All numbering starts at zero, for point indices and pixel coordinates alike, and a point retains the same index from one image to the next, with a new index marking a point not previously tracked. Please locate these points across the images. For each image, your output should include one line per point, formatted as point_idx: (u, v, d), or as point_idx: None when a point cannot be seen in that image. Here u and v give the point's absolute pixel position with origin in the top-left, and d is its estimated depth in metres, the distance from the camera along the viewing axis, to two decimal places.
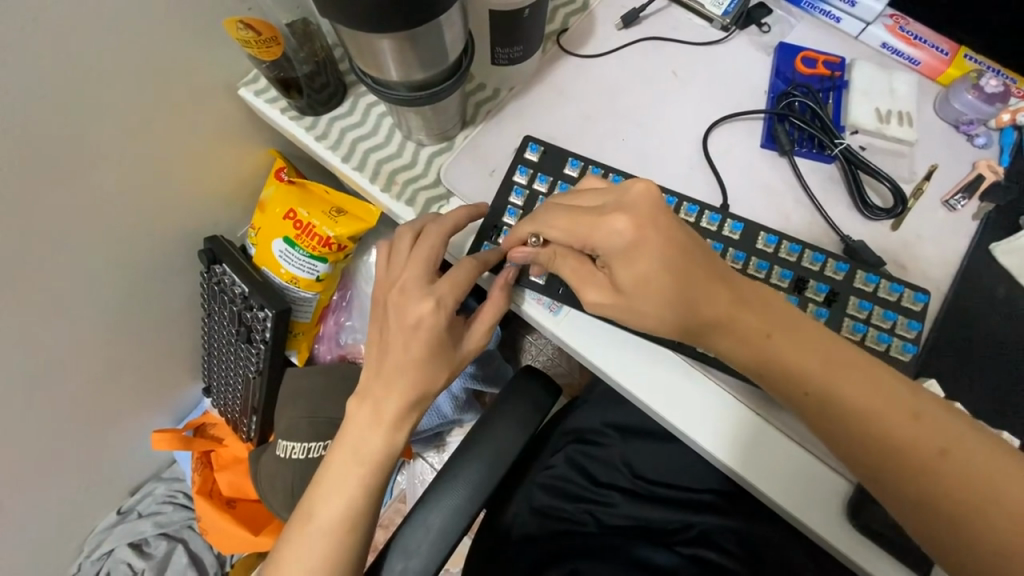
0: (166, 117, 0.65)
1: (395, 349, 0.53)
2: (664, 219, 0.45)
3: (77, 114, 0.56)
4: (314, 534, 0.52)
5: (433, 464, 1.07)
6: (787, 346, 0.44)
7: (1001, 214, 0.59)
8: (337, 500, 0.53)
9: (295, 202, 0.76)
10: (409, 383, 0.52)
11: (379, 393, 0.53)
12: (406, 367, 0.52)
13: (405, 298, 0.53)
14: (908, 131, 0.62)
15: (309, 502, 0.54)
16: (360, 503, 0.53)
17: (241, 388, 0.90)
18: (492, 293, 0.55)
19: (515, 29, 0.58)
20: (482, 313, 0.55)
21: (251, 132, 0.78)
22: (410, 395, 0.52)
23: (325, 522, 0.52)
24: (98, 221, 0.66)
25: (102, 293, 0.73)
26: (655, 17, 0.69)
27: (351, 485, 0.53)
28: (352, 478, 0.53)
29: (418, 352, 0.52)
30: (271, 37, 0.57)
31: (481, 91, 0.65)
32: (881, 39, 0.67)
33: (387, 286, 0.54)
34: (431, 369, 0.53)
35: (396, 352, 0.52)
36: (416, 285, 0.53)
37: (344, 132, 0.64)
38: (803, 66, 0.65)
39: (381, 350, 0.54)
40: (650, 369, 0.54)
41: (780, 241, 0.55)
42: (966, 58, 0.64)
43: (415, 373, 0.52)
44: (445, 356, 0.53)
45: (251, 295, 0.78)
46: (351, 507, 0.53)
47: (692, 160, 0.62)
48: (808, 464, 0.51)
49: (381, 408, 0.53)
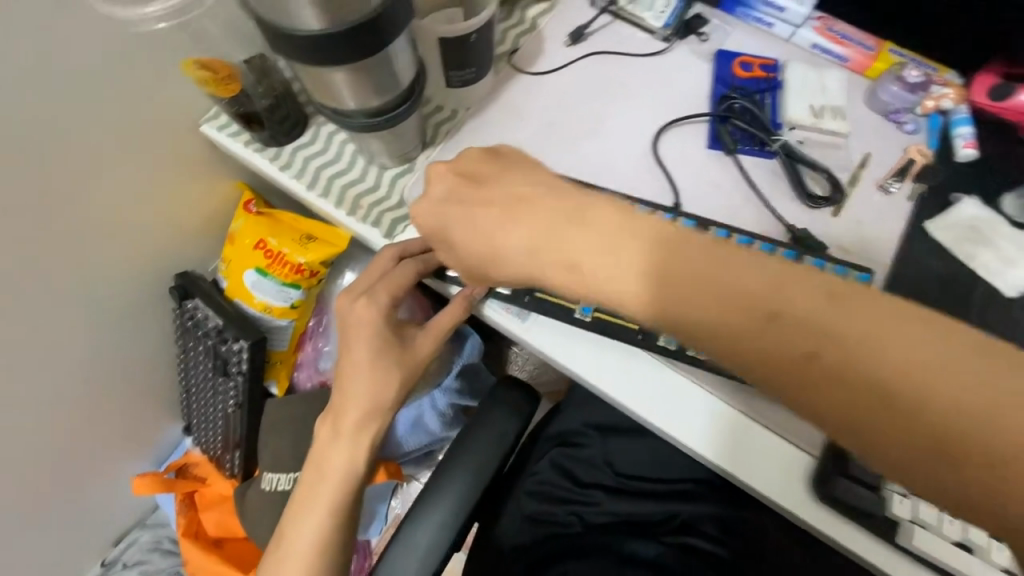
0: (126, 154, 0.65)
1: (365, 367, 0.53)
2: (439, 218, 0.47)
3: (32, 158, 0.56)
4: (296, 558, 0.52)
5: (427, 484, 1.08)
6: (725, 314, 0.34)
7: (932, 193, 0.64)
8: (317, 523, 0.53)
9: (265, 232, 0.77)
10: (379, 398, 0.53)
11: (351, 413, 0.53)
12: (378, 382, 0.53)
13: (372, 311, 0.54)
14: (841, 123, 0.66)
15: (288, 529, 0.54)
16: (341, 522, 0.53)
17: (222, 422, 0.89)
18: (454, 301, 0.56)
19: (466, 51, 0.60)
20: (440, 320, 0.56)
21: (218, 167, 0.79)
22: (375, 407, 0.53)
23: (306, 547, 0.52)
24: (62, 265, 0.65)
25: (71, 338, 0.72)
26: (600, 33, 0.72)
27: (329, 505, 0.53)
28: (330, 497, 0.53)
29: (387, 366, 0.53)
30: (228, 74, 0.61)
31: (439, 113, 0.67)
32: (811, 40, 0.71)
33: (354, 298, 0.55)
34: (399, 383, 0.54)
35: (356, 366, 0.53)
36: (382, 295, 0.54)
37: (308, 160, 0.65)
38: (741, 71, 0.70)
39: (347, 369, 0.54)
40: (617, 366, 0.56)
41: (730, 234, 0.59)
42: (889, 52, 0.69)
43: (377, 387, 0.53)
44: (409, 365, 0.54)
45: (226, 327, 0.78)
46: (333, 528, 0.53)
47: (645, 166, 0.65)
48: (775, 444, 0.53)
49: (356, 426, 0.53)
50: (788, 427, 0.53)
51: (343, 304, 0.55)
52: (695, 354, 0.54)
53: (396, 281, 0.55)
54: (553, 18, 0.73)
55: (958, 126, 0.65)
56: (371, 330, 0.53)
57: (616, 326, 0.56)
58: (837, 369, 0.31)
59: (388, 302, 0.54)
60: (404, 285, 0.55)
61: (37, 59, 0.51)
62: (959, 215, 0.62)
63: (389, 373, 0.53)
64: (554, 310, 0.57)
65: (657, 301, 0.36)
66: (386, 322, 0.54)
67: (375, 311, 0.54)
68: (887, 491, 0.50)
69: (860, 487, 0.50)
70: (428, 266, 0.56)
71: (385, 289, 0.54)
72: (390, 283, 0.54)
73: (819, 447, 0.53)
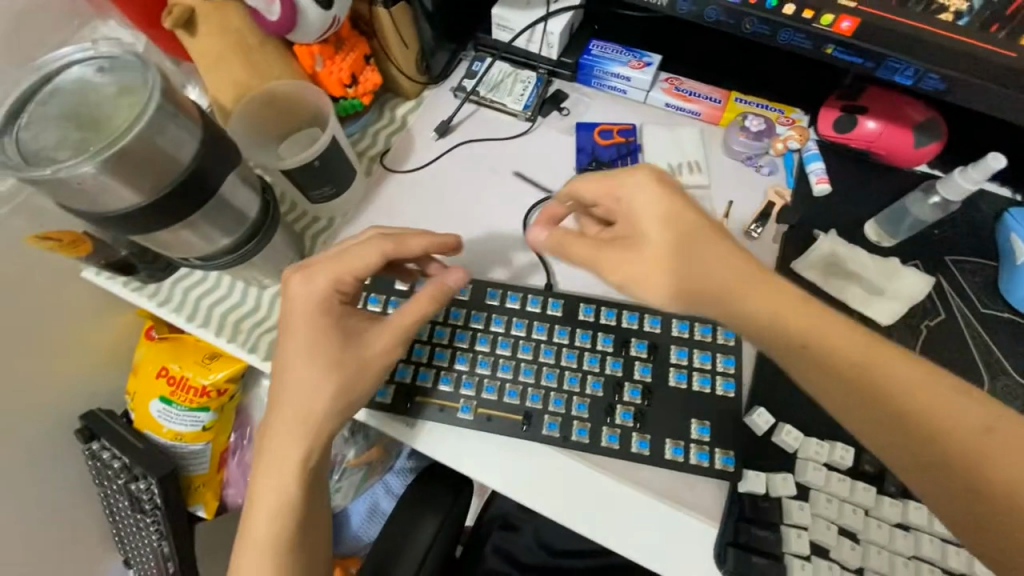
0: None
1: (301, 365, 0.52)
2: (672, 231, 0.47)
3: None
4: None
5: None
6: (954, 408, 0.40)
7: (797, 231, 0.66)
8: (263, 551, 0.53)
9: (167, 357, 0.76)
10: (313, 399, 0.52)
11: (280, 420, 0.52)
12: (313, 380, 0.52)
13: (309, 291, 0.53)
14: (700, 177, 0.69)
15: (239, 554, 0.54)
16: (284, 540, 0.53)
17: (153, 554, 0.85)
18: (422, 291, 0.55)
19: (320, 173, 0.60)
20: (401, 315, 0.55)
21: (114, 303, 0.77)
22: (309, 406, 0.52)
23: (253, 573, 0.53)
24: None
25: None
26: (466, 122, 0.76)
27: (263, 531, 0.53)
28: (265, 524, 0.53)
29: (324, 364, 0.52)
30: (76, 237, 0.60)
31: (316, 224, 0.68)
32: (663, 100, 0.75)
33: (292, 274, 0.55)
34: (332, 386, 0.52)
35: (292, 347, 0.53)
36: (321, 275, 0.54)
37: (187, 292, 0.66)
38: (602, 139, 0.73)
39: (283, 363, 0.53)
40: (510, 460, 0.55)
41: (598, 308, 0.59)
42: (737, 101, 0.72)
43: (315, 380, 0.52)
44: (351, 367, 0.53)
45: (133, 465, 0.75)
46: (270, 551, 0.53)
47: (519, 246, 0.67)
48: (673, 517, 0.52)
49: (280, 440, 0.53)
50: (687, 501, 0.52)
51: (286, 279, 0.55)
52: (576, 439, 0.54)
53: (353, 261, 0.54)
54: (421, 113, 0.76)
55: (809, 162, 0.69)
56: (310, 317, 0.53)
57: (498, 419, 0.55)
58: (928, 437, 0.40)
59: (331, 283, 0.54)
60: (358, 266, 0.55)
61: None
62: (820, 251, 0.63)
63: (322, 372, 0.52)
64: (434, 411, 0.56)
65: (829, 354, 0.43)
66: (323, 308, 0.53)
67: (309, 290, 0.54)
68: (785, 557, 0.49)
69: (755, 556, 0.49)
70: (396, 249, 0.56)
71: (333, 271, 0.54)
72: (342, 264, 0.54)
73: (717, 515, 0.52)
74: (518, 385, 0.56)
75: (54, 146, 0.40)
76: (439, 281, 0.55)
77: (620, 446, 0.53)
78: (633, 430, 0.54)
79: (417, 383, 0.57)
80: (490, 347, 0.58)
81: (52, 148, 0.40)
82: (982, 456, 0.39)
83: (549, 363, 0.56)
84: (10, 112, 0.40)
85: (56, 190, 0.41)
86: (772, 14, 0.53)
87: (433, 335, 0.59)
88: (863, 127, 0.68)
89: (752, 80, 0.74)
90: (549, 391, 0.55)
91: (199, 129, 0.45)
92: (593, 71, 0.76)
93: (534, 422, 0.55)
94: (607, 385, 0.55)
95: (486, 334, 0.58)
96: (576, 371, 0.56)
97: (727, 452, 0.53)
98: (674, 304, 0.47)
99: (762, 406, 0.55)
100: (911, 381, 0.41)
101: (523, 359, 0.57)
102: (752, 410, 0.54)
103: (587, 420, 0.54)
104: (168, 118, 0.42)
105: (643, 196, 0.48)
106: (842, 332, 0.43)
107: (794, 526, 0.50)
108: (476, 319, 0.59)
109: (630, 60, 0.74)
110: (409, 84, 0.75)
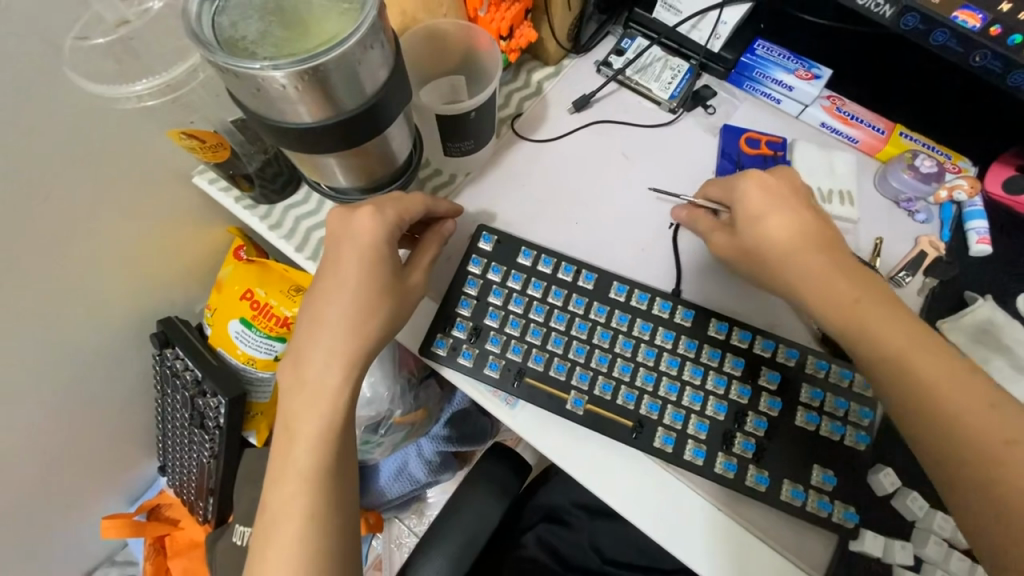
0: (96, 206, 0.60)
1: (348, 300, 0.49)
2: (796, 226, 0.51)
3: (32, 220, 0.55)
4: (287, 520, 0.49)
5: (412, 527, 1.11)
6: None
7: (943, 289, 0.61)
8: (298, 486, 0.49)
9: (253, 281, 0.74)
10: (365, 325, 0.49)
11: (320, 351, 0.49)
12: (363, 307, 0.49)
13: (366, 221, 0.49)
14: (850, 209, 0.64)
15: (273, 485, 0.50)
16: (326, 479, 0.50)
17: (195, 469, 0.86)
18: (430, 237, 0.56)
19: (464, 127, 0.58)
20: (421, 259, 0.54)
21: (211, 214, 0.75)
22: (360, 341, 0.49)
23: (289, 516, 0.49)
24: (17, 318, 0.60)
25: (29, 387, 0.68)
26: (605, 101, 0.71)
27: (305, 467, 0.49)
28: (305, 458, 0.49)
29: (373, 298, 0.49)
30: (218, 142, 0.57)
31: (437, 177, 0.65)
32: (820, 119, 0.69)
33: (355, 210, 0.50)
34: (385, 313, 0.50)
35: (344, 275, 0.49)
36: (390, 210, 0.51)
37: (298, 221, 0.63)
38: (748, 147, 0.68)
39: (326, 299, 0.49)
40: (607, 467, 0.52)
41: (731, 327, 0.55)
42: (902, 135, 0.67)
43: (363, 310, 0.49)
44: (395, 298, 0.51)
45: (204, 380, 0.77)
46: (309, 489, 0.49)
47: (645, 242, 0.62)
48: (769, 557, 0.50)
49: (321, 371, 0.49)
50: (787, 543, 0.50)
51: (341, 218, 0.50)
52: (690, 459, 0.51)
53: (407, 203, 0.53)
54: (559, 82, 0.72)
55: (971, 219, 0.63)
56: (363, 253, 0.49)
57: (610, 421, 0.53)
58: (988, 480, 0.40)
59: (394, 219, 0.51)
60: (411, 210, 0.53)
61: (52, 130, 0.50)
62: (973, 316, 0.59)
63: (374, 301, 0.50)
64: (543, 398, 0.54)
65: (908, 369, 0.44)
66: (386, 239, 0.50)
67: (380, 224, 0.50)
68: None
69: None
70: (434, 204, 0.55)
71: (397, 207, 0.51)
72: (401, 202, 0.52)
73: (819, 567, 0.50)
74: (635, 390, 0.53)
75: (253, 39, 0.37)
76: (438, 231, 0.56)
77: (734, 476, 0.51)
78: (750, 463, 0.51)
79: (529, 364, 0.55)
80: (611, 343, 0.55)
81: (252, 42, 0.37)
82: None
83: (671, 374, 0.54)
84: None
85: (242, 86, 0.38)
86: (1010, 51, 0.49)
87: (553, 319, 0.56)
88: None
89: (925, 116, 0.68)
90: (667, 403, 0.53)
91: (392, 55, 0.42)
92: (751, 72, 0.70)
93: (645, 431, 0.52)
94: (730, 411, 0.52)
95: (606, 328, 0.55)
96: (699, 388, 0.53)
97: (849, 507, 0.50)
98: (812, 295, 0.49)
99: (888, 466, 0.52)
100: (983, 434, 0.41)
101: (643, 364, 0.54)
102: (876, 468, 0.51)
103: (704, 441, 0.52)
104: (375, 37, 0.38)
105: (757, 195, 0.52)
106: (923, 358, 0.44)
107: None
108: (599, 311, 0.56)
109: (797, 69, 0.69)
110: (554, 49, 0.70)
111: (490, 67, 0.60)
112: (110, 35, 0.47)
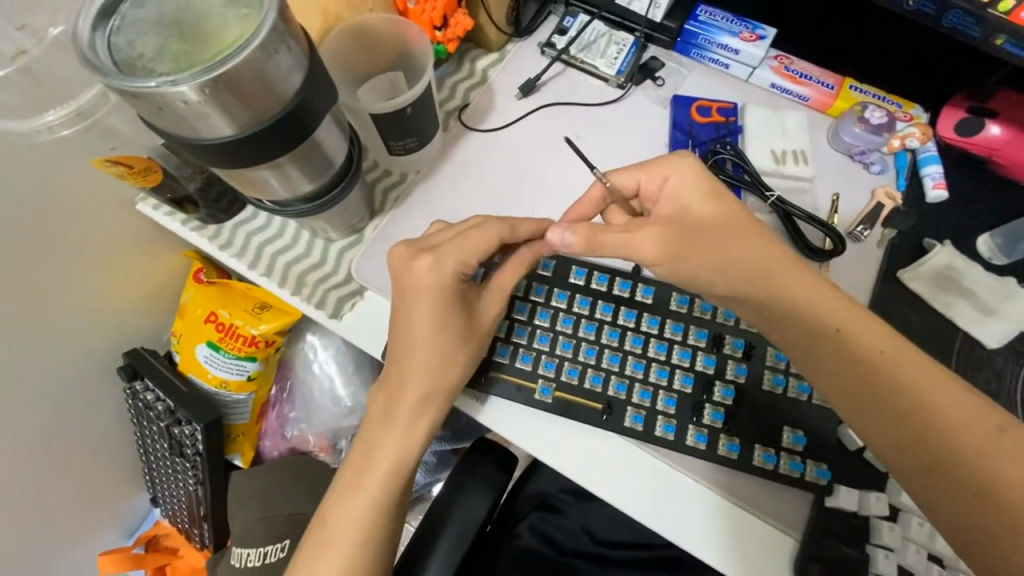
0: (37, 245, 0.58)
1: (432, 346, 0.49)
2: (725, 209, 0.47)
3: None
4: (339, 543, 0.48)
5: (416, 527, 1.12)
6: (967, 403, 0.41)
7: (903, 238, 0.61)
8: (365, 512, 0.48)
9: (216, 303, 0.73)
10: (444, 372, 0.49)
11: (401, 392, 0.49)
12: (443, 354, 0.49)
13: (442, 271, 0.49)
14: (805, 168, 0.64)
15: (333, 503, 0.49)
16: (388, 508, 0.49)
17: (184, 497, 0.85)
18: (519, 256, 0.52)
19: (405, 124, 0.57)
20: (499, 284, 0.52)
21: (164, 239, 0.73)
22: (436, 385, 0.49)
23: (344, 538, 0.48)
24: None
25: None
26: (552, 83, 0.69)
27: (376, 496, 0.49)
28: (377, 488, 0.49)
29: (453, 347, 0.49)
30: (146, 166, 0.56)
31: (387, 178, 0.64)
32: (769, 80, 0.68)
33: (417, 255, 0.50)
34: (464, 359, 0.50)
35: (419, 321, 0.49)
36: (450, 261, 0.49)
37: (249, 238, 0.62)
38: (699, 116, 0.67)
39: (409, 342, 0.49)
40: (590, 454, 0.52)
41: (692, 300, 0.55)
42: (851, 88, 0.66)
43: (442, 358, 0.49)
44: (472, 341, 0.51)
45: (177, 409, 0.75)
46: (372, 518, 0.48)
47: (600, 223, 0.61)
48: (748, 521, 0.50)
49: (413, 406, 0.49)
50: (765, 507, 0.51)
51: (403, 260, 0.50)
52: (660, 435, 0.51)
53: (472, 242, 0.50)
54: (504, 69, 0.70)
55: (926, 165, 0.63)
56: (438, 300, 0.49)
57: (579, 406, 0.52)
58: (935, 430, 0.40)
59: (458, 268, 0.49)
60: (484, 248, 0.50)
61: None
62: (933, 262, 0.59)
63: (455, 348, 0.50)
64: (511, 389, 0.53)
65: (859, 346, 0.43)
66: (456, 287, 0.49)
67: (443, 274, 0.49)
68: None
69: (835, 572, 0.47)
70: (512, 232, 0.51)
71: (461, 251, 0.49)
72: (465, 245, 0.50)
73: (797, 526, 0.50)
74: (602, 371, 0.53)
75: (152, 56, 0.36)
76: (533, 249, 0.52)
77: (705, 447, 0.51)
78: (721, 432, 0.51)
79: (496, 358, 0.54)
80: (575, 328, 0.54)
81: (150, 59, 0.35)
82: (992, 462, 0.37)
83: (636, 353, 0.53)
84: (100, 12, 0.36)
85: (146, 106, 0.36)
86: None
87: (514, 310, 0.55)
88: (989, 132, 0.62)
89: (873, 66, 0.67)
90: (635, 381, 0.53)
91: (306, 57, 0.40)
92: (696, 39, 0.69)
93: (614, 413, 0.52)
94: (698, 383, 0.52)
95: (569, 314, 0.55)
96: (665, 364, 0.53)
97: (821, 465, 0.50)
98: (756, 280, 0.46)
99: None
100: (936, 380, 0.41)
101: (608, 346, 0.54)
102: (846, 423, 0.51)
103: (673, 416, 0.52)
104: (281, 40, 0.37)
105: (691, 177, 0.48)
106: (860, 324, 0.43)
107: (881, 547, 0.48)
108: (560, 298, 0.56)
109: (741, 31, 0.68)
110: (495, 34, 0.68)
111: (424, 60, 0.58)
112: (8, 67, 0.47)
